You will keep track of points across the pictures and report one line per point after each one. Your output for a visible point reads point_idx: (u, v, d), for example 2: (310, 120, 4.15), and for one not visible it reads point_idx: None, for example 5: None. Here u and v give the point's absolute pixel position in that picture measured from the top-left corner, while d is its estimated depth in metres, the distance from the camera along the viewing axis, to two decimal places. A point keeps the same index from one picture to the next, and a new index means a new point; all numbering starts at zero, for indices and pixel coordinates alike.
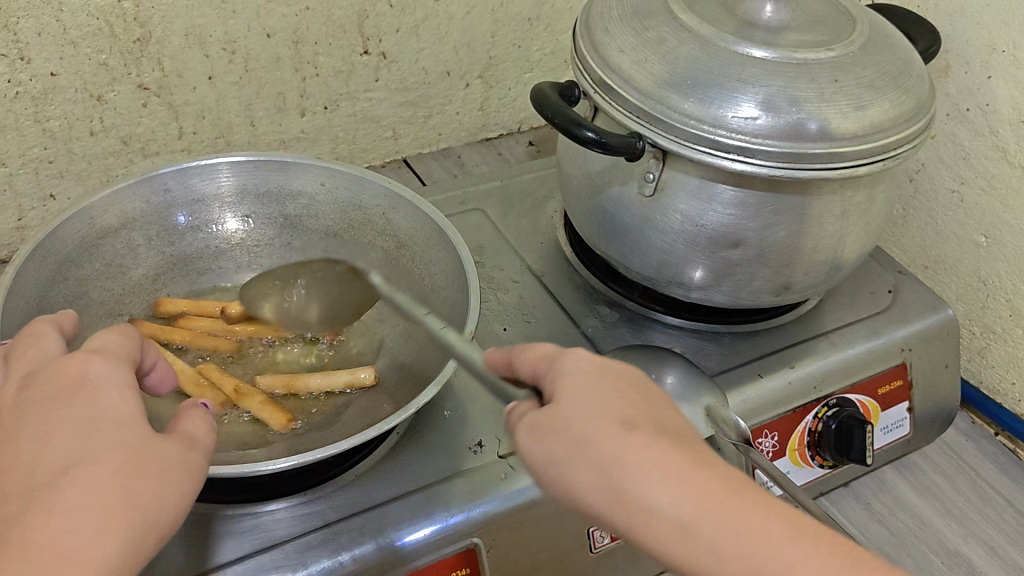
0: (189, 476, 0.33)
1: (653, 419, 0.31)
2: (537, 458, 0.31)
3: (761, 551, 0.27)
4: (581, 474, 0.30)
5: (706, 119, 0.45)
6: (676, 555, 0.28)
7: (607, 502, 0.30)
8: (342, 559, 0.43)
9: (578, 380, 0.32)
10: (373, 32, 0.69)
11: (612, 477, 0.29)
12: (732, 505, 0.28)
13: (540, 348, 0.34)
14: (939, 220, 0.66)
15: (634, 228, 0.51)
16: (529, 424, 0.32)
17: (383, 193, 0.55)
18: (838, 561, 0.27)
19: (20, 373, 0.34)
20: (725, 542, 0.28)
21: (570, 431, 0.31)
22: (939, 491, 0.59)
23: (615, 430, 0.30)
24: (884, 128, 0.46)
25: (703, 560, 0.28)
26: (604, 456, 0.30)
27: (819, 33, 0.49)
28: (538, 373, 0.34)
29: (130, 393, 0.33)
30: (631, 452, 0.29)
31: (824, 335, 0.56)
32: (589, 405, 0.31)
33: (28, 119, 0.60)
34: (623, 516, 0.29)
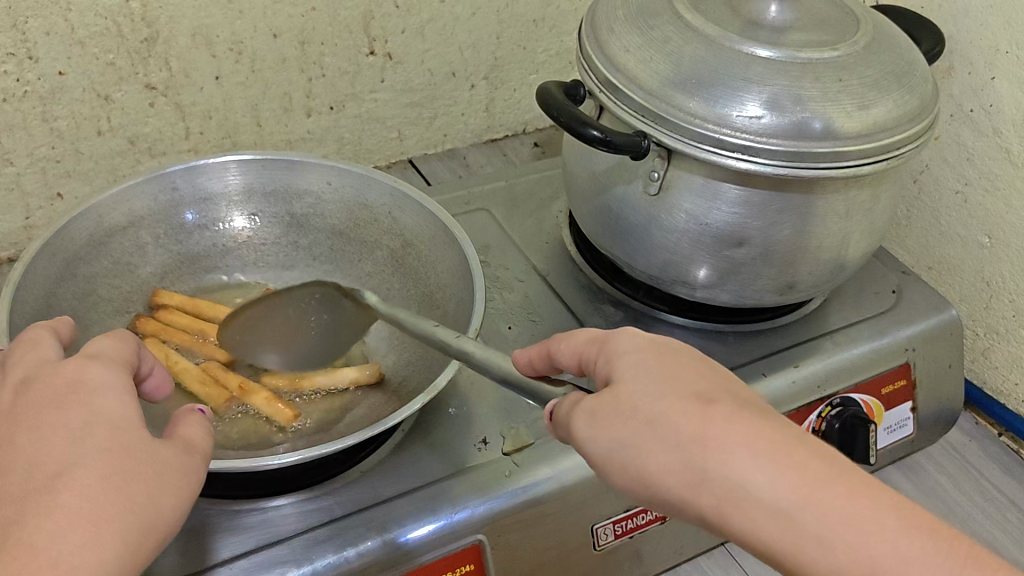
0: (185, 482, 0.33)
1: (726, 393, 0.30)
2: (604, 442, 0.31)
3: (866, 536, 0.27)
4: (657, 454, 0.29)
5: (710, 118, 0.45)
6: (768, 536, 0.28)
7: (689, 483, 0.29)
8: (348, 555, 0.43)
9: (641, 359, 0.32)
10: (379, 32, 0.69)
11: (692, 457, 0.29)
12: (830, 488, 0.27)
13: (586, 333, 0.35)
14: (943, 221, 0.66)
15: (639, 227, 0.52)
16: (593, 409, 0.31)
17: (389, 191, 0.55)
18: (947, 559, 0.26)
19: (16, 376, 0.34)
20: (821, 524, 0.27)
21: (639, 411, 0.30)
22: (942, 491, 0.59)
23: (690, 407, 0.29)
24: (888, 128, 0.46)
25: (803, 543, 0.27)
26: (685, 434, 0.29)
27: (823, 33, 0.50)
28: (587, 357, 0.34)
29: (128, 397, 0.34)
30: (714, 427, 0.29)
31: (828, 334, 0.56)
32: (659, 385, 0.31)
33: (36, 118, 0.61)
34: (708, 497, 0.29)
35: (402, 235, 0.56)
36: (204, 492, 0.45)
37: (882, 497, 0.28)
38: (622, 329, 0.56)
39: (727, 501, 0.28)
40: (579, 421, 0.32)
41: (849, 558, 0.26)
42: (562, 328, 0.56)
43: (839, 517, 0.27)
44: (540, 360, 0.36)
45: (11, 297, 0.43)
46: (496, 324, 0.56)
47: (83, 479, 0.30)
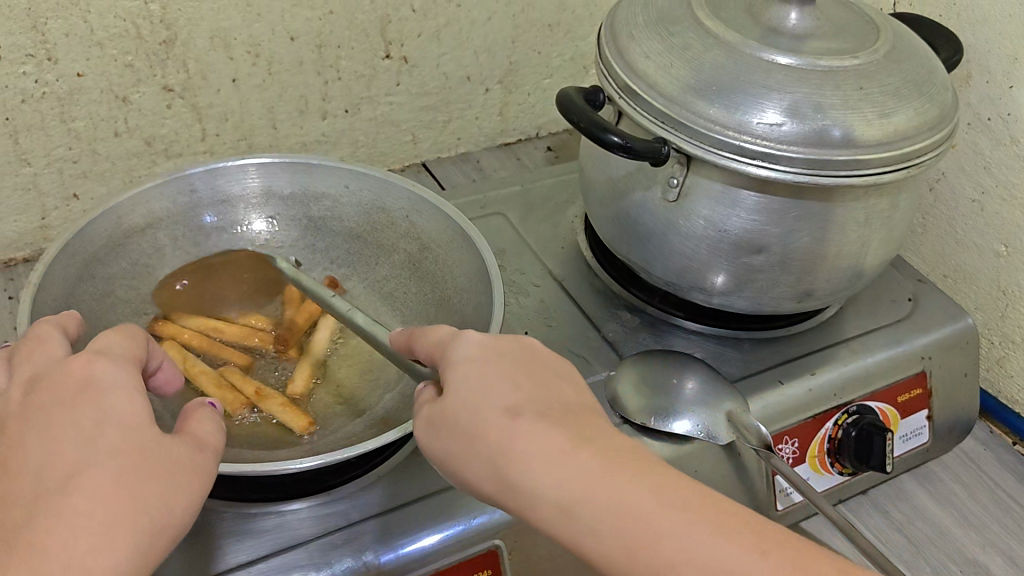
0: (198, 479, 0.33)
1: (536, 401, 0.34)
2: (436, 449, 0.35)
3: (631, 522, 0.30)
4: (475, 463, 0.33)
5: (731, 125, 0.45)
6: (558, 532, 0.31)
7: (498, 488, 0.33)
8: (366, 559, 0.43)
9: (466, 368, 0.35)
10: (395, 36, 0.70)
11: (497, 466, 0.33)
12: (600, 481, 0.31)
13: (437, 332, 0.38)
14: (959, 230, 0.66)
15: (657, 233, 0.52)
16: (430, 418, 0.35)
17: (407, 195, 0.55)
18: (703, 522, 0.29)
19: (24, 376, 0.34)
20: (599, 519, 0.30)
21: (459, 421, 0.34)
22: (957, 500, 0.59)
23: (498, 420, 0.33)
24: (908, 136, 0.46)
25: (582, 538, 0.31)
26: (490, 447, 0.33)
27: (843, 41, 0.50)
28: (433, 358, 0.37)
29: (138, 395, 0.34)
30: (512, 440, 0.33)
31: (845, 342, 0.56)
32: (475, 395, 0.34)
33: (54, 119, 0.61)
34: (512, 500, 0.33)
35: (419, 238, 0.55)
36: (223, 494, 0.45)
37: (654, 485, 0.31)
38: (638, 334, 0.56)
39: (524, 502, 0.32)
40: (420, 427, 0.36)
41: (618, 546, 0.30)
42: (579, 334, 0.56)
43: (610, 512, 0.30)
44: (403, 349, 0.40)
45: (32, 299, 0.43)
46: (512, 328, 0.56)
47: (93, 481, 0.30)
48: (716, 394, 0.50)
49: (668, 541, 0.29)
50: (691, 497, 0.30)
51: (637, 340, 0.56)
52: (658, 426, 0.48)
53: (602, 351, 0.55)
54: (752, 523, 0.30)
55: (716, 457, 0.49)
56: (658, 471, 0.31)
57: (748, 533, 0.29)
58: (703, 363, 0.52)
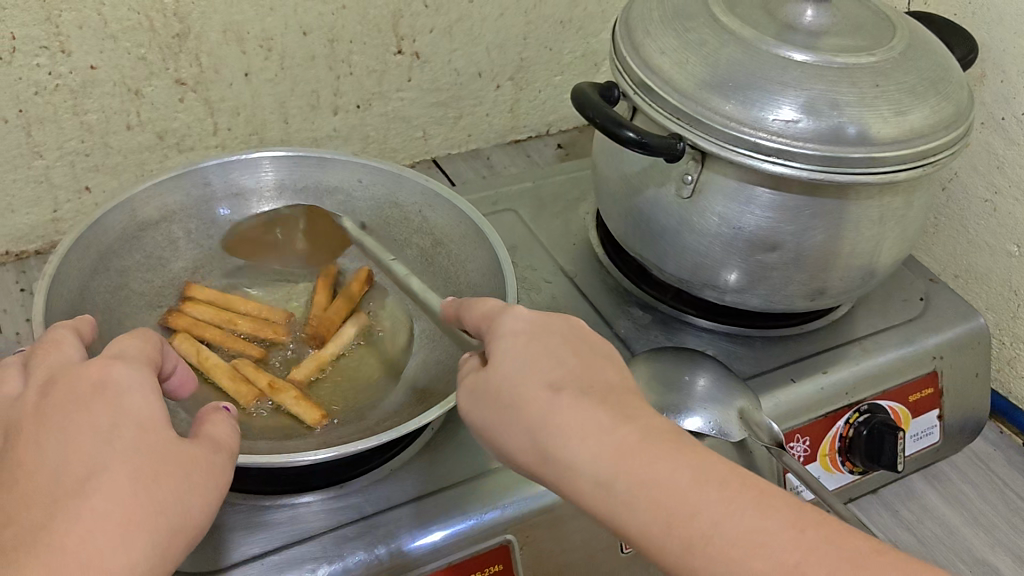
0: (214, 481, 0.34)
1: (580, 376, 0.34)
2: (476, 420, 0.35)
3: (669, 498, 0.29)
4: (514, 435, 0.34)
5: (747, 121, 0.45)
6: (595, 506, 0.31)
7: (536, 460, 0.33)
8: (378, 552, 0.43)
9: (513, 341, 0.35)
10: (407, 32, 0.70)
11: (536, 439, 0.33)
12: (642, 456, 0.31)
13: (487, 305, 0.38)
14: (971, 229, 0.66)
15: (671, 230, 0.52)
16: (472, 388, 0.36)
17: (420, 189, 0.56)
18: (745, 500, 0.29)
19: (40, 377, 0.34)
20: (636, 494, 0.30)
21: (500, 393, 0.34)
22: (967, 500, 0.59)
23: (539, 394, 0.33)
24: (924, 134, 0.46)
25: (619, 511, 0.30)
26: (532, 419, 0.33)
27: (859, 39, 0.50)
28: (481, 329, 0.38)
29: (154, 397, 0.34)
30: (553, 413, 0.33)
31: (857, 341, 0.56)
32: (516, 367, 0.34)
33: (67, 111, 0.61)
34: (550, 472, 0.33)
35: (432, 233, 0.55)
36: (236, 487, 0.45)
37: (693, 464, 0.30)
38: (650, 331, 0.56)
39: (562, 475, 0.32)
40: (462, 397, 0.36)
41: (656, 523, 0.29)
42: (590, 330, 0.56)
43: (648, 488, 0.30)
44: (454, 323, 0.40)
45: (47, 291, 0.43)
46: None
47: (111, 481, 0.30)
48: (728, 391, 0.50)
49: (707, 517, 0.28)
50: (734, 476, 0.30)
51: (649, 337, 0.56)
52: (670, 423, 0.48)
53: (613, 348, 0.55)
54: (793, 503, 0.29)
55: (728, 455, 0.49)
56: (698, 451, 0.31)
57: (788, 517, 0.28)
58: (715, 360, 0.52)
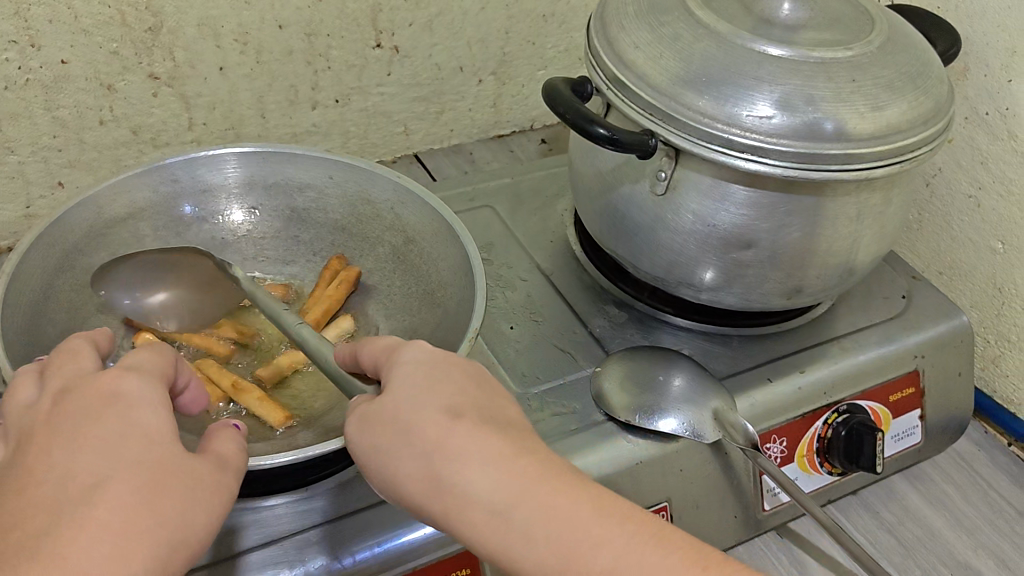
0: (219, 498, 0.32)
1: (478, 410, 0.34)
2: (361, 450, 0.34)
3: (571, 532, 0.31)
4: (407, 461, 0.33)
5: (720, 117, 0.44)
6: (488, 539, 0.32)
7: (429, 491, 0.33)
8: (341, 557, 0.42)
9: (413, 372, 0.34)
10: (386, 25, 0.69)
11: (434, 470, 0.32)
12: (545, 490, 0.32)
13: (382, 339, 0.37)
14: (955, 227, 0.65)
15: (645, 228, 0.51)
16: (362, 414, 0.34)
17: (391, 186, 0.54)
18: (642, 536, 0.31)
19: (54, 386, 0.33)
20: (537, 526, 0.31)
21: (398, 420, 0.33)
22: (949, 501, 0.58)
23: (440, 421, 0.33)
24: (901, 129, 0.45)
25: (516, 543, 0.31)
26: (429, 445, 0.32)
27: (836, 33, 0.49)
28: (374, 361, 0.36)
29: (164, 410, 0.33)
30: (455, 441, 0.32)
31: (836, 340, 0.55)
32: (417, 398, 0.34)
33: (39, 107, 0.60)
34: (444, 504, 0.32)
35: (404, 231, 0.55)
36: None
37: (591, 503, 0.32)
38: (626, 330, 0.55)
39: (456, 508, 0.32)
40: (350, 425, 0.34)
41: (557, 556, 0.30)
42: (565, 329, 0.55)
43: (550, 522, 0.31)
44: (347, 361, 0.38)
45: (6, 289, 0.42)
46: (498, 323, 0.55)
47: (117, 492, 0.29)
48: (703, 390, 0.49)
49: (609, 549, 0.30)
50: (633, 512, 0.32)
51: (625, 337, 0.55)
52: (642, 423, 0.47)
53: (588, 347, 0.54)
54: (687, 539, 0.31)
55: (703, 456, 0.48)
56: (596, 488, 0.33)
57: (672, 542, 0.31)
58: (691, 360, 0.51)
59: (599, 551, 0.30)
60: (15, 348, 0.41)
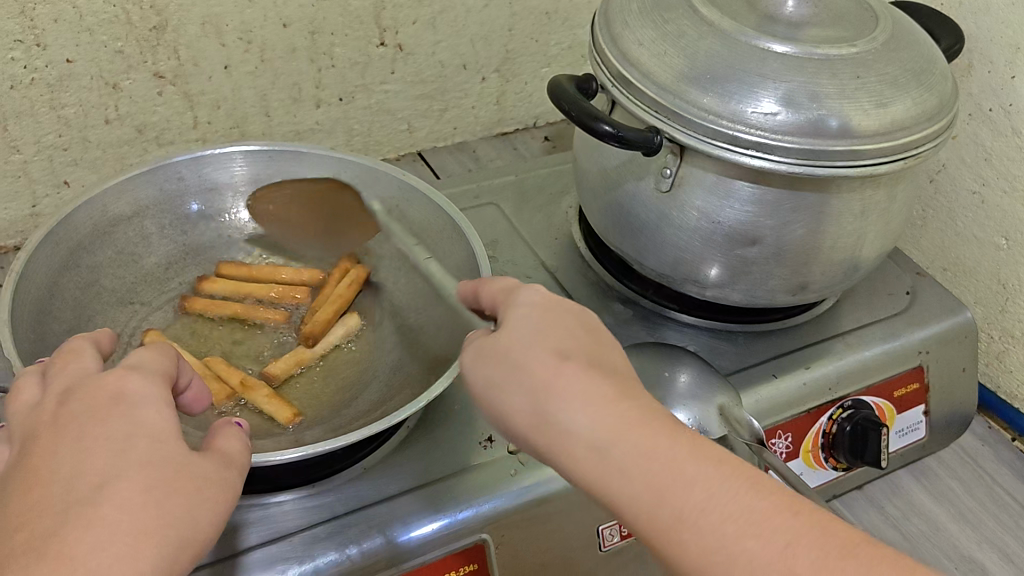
0: (224, 496, 0.33)
1: (588, 349, 0.34)
2: (478, 381, 0.34)
3: (668, 473, 0.30)
4: (514, 396, 0.33)
5: (725, 114, 0.44)
6: (588, 473, 0.31)
7: (533, 424, 0.32)
8: (350, 553, 0.42)
9: (528, 311, 0.34)
10: (390, 23, 0.69)
11: (538, 400, 0.32)
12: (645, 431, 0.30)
13: (503, 282, 0.37)
14: (959, 223, 0.65)
15: (650, 225, 0.51)
16: (477, 348, 0.34)
17: (397, 184, 0.55)
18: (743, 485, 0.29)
19: (58, 387, 0.34)
20: (634, 465, 0.30)
21: (507, 356, 0.33)
22: (954, 496, 0.59)
23: (547, 359, 0.32)
24: (905, 126, 0.45)
25: (614, 480, 0.30)
26: (535, 380, 0.32)
27: (841, 29, 0.49)
28: (495, 303, 0.37)
29: (167, 410, 0.33)
30: (559, 378, 0.32)
31: (841, 336, 0.56)
32: (529, 333, 0.34)
33: (44, 106, 0.60)
34: (546, 436, 0.32)
35: (409, 229, 0.55)
36: None
37: (690, 444, 0.30)
38: (631, 327, 0.56)
39: (557, 443, 0.32)
40: (468, 358, 0.35)
41: (651, 494, 0.29)
42: None
43: (647, 460, 0.30)
44: (467, 296, 0.39)
45: (13, 289, 0.42)
46: None
47: (124, 491, 0.30)
48: (709, 386, 0.49)
49: (704, 493, 0.29)
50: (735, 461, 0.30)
51: (630, 333, 0.55)
52: None
53: None
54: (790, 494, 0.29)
55: None
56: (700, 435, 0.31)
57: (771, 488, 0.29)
58: (696, 356, 0.51)
59: (694, 494, 0.29)
60: (23, 346, 0.41)
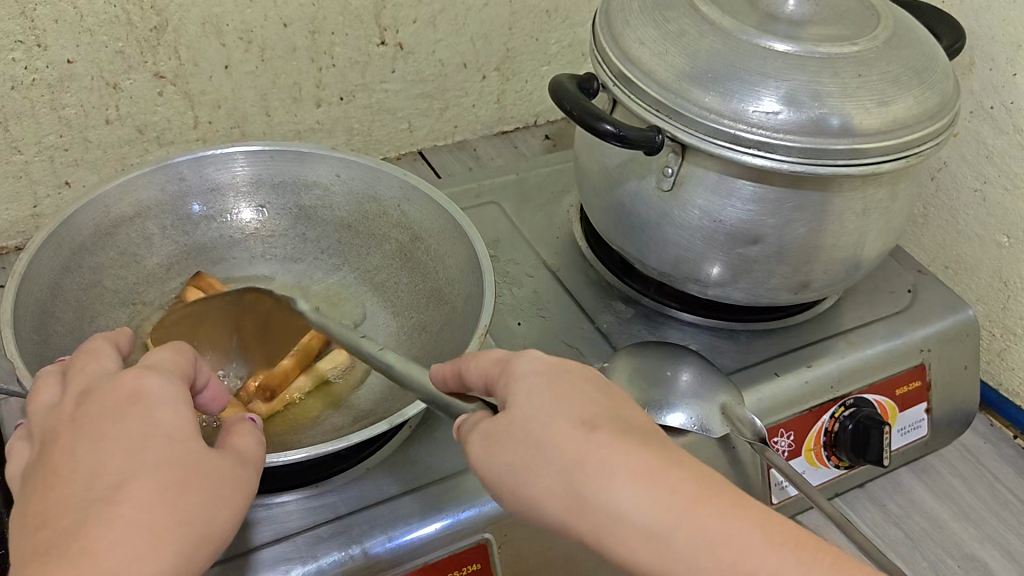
0: (240, 494, 0.33)
1: (611, 418, 0.33)
2: (499, 465, 0.33)
3: (738, 556, 0.28)
4: (543, 479, 0.31)
5: (726, 113, 0.44)
6: (646, 561, 0.29)
7: (569, 509, 0.31)
8: (353, 552, 0.42)
9: (538, 385, 0.33)
10: (390, 22, 0.69)
11: (575, 483, 0.31)
12: (701, 507, 0.29)
13: (490, 353, 0.36)
14: (960, 220, 0.65)
15: (652, 224, 0.51)
16: (486, 431, 0.33)
17: (399, 183, 0.55)
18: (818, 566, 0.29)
19: (77, 386, 0.34)
20: (699, 548, 0.29)
21: (527, 437, 0.32)
22: (956, 494, 0.59)
23: (574, 434, 0.31)
24: (907, 125, 0.45)
25: (677, 568, 0.29)
26: (568, 461, 0.31)
27: (842, 28, 0.49)
28: (486, 376, 0.35)
29: (186, 409, 0.33)
30: (593, 455, 0.31)
31: (843, 334, 0.56)
32: (547, 409, 0.32)
33: (44, 106, 0.60)
34: (586, 521, 0.30)
35: (410, 228, 0.55)
36: None
37: (749, 518, 0.29)
38: (633, 326, 0.56)
39: (605, 529, 0.30)
40: (473, 444, 0.33)
41: None
42: (572, 324, 0.55)
43: (709, 541, 0.29)
44: (449, 377, 0.37)
45: (15, 291, 0.42)
46: (505, 320, 0.56)
47: (140, 492, 0.30)
48: (711, 385, 0.49)
49: None
50: (800, 535, 0.29)
51: (632, 332, 0.55)
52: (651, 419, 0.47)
53: (595, 343, 0.54)
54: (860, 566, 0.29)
55: (711, 451, 0.48)
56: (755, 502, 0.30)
57: (829, 567, 0.28)
58: (698, 355, 0.51)
59: None
60: (26, 348, 0.41)
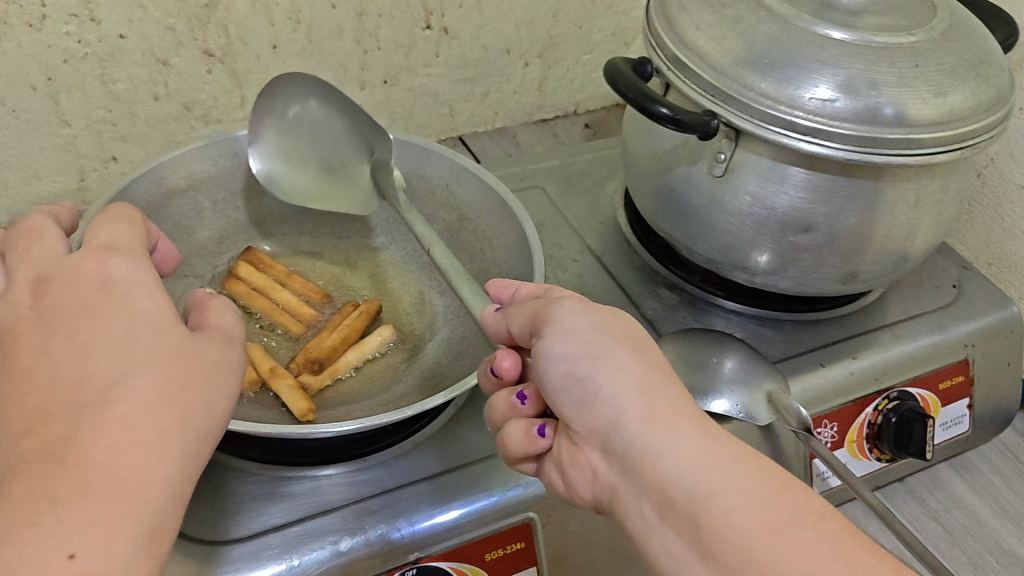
0: (231, 376, 0.34)
1: None
2: (578, 335, 0.34)
3: (772, 474, 0.31)
4: (623, 357, 0.34)
5: (782, 99, 0.44)
6: (693, 445, 0.31)
7: (637, 386, 0.33)
8: (400, 526, 0.42)
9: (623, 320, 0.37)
10: (436, 6, 0.69)
11: (649, 376, 0.33)
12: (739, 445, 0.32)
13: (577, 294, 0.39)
14: (1006, 217, 0.65)
15: (702, 210, 0.51)
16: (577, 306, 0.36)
17: (448, 164, 0.55)
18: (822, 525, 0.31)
19: (30, 275, 0.33)
20: (742, 457, 0.31)
21: (617, 329, 0.35)
22: (996, 490, 0.58)
23: (654, 356, 0.35)
24: (964, 116, 0.45)
25: (722, 461, 0.31)
26: (646, 361, 0.34)
27: (898, 18, 0.48)
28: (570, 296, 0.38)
29: (159, 292, 0.33)
30: (666, 375, 0.34)
31: (887, 327, 0.55)
32: (634, 332, 0.36)
33: (94, 80, 0.61)
34: (648, 402, 0.33)
35: (459, 209, 0.55)
36: (261, 457, 0.46)
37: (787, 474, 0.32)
38: (677, 312, 0.56)
39: (665, 412, 0.32)
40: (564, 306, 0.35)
41: (760, 483, 0.30)
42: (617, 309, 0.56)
43: (749, 457, 0.31)
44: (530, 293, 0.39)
45: None
46: None
47: (137, 390, 0.30)
48: (756, 373, 0.48)
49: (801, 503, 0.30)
50: None
51: (676, 318, 0.55)
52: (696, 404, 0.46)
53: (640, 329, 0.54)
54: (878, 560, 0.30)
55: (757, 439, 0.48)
56: None
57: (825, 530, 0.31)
58: (744, 343, 0.51)
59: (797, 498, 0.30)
60: None
